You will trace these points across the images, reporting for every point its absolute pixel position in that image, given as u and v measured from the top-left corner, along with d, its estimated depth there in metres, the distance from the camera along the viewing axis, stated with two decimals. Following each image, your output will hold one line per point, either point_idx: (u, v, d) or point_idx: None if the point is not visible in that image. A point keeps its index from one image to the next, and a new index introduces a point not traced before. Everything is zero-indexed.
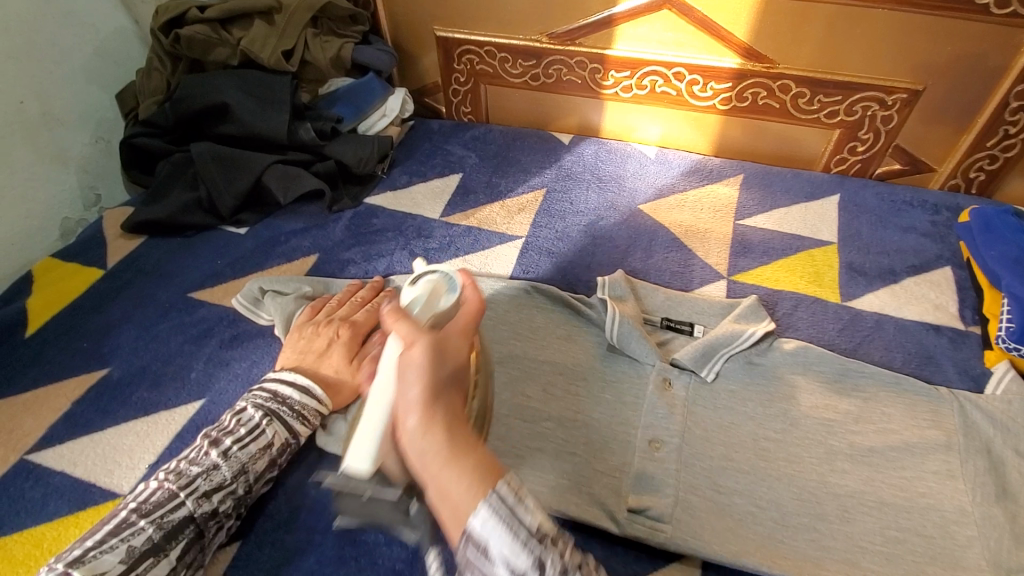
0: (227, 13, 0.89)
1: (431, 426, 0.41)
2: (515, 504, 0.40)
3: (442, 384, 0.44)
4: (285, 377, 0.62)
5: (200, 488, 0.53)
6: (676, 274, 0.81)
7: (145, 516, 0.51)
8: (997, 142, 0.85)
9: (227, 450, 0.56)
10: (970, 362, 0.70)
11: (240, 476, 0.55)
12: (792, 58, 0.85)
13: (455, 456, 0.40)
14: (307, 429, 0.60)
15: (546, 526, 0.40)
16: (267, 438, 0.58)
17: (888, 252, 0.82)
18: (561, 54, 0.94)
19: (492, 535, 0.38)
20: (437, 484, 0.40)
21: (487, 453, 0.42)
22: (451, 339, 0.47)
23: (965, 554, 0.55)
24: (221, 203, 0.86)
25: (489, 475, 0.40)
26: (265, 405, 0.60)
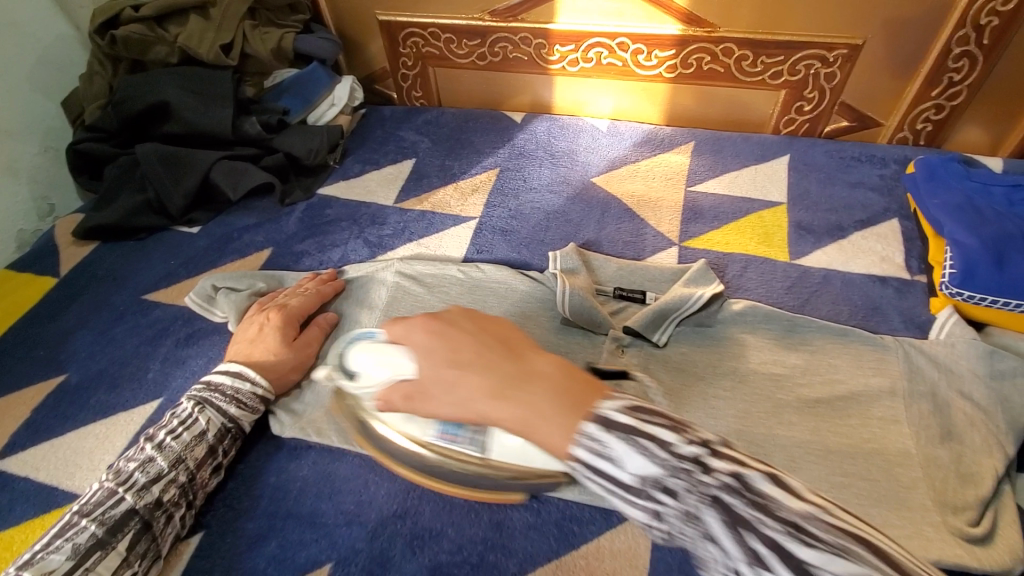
0: (163, 11, 0.88)
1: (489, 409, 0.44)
2: (595, 444, 0.40)
3: (440, 377, 0.46)
4: (220, 369, 0.64)
5: (139, 481, 0.54)
6: (628, 243, 0.81)
7: (86, 515, 0.51)
8: (942, 91, 0.85)
9: (161, 442, 0.57)
10: (915, 310, 0.71)
11: (178, 465, 0.56)
12: (731, 21, 0.85)
13: (530, 416, 0.43)
14: (243, 413, 0.62)
15: (648, 473, 0.39)
16: (201, 425, 0.59)
17: (837, 209, 0.83)
18: (504, 32, 0.94)
19: (603, 490, 0.41)
20: (536, 433, 0.43)
21: (572, 382, 0.44)
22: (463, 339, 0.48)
23: (911, 496, 0.56)
24: (169, 202, 0.85)
25: (581, 408, 0.42)
26: (197, 395, 0.61)
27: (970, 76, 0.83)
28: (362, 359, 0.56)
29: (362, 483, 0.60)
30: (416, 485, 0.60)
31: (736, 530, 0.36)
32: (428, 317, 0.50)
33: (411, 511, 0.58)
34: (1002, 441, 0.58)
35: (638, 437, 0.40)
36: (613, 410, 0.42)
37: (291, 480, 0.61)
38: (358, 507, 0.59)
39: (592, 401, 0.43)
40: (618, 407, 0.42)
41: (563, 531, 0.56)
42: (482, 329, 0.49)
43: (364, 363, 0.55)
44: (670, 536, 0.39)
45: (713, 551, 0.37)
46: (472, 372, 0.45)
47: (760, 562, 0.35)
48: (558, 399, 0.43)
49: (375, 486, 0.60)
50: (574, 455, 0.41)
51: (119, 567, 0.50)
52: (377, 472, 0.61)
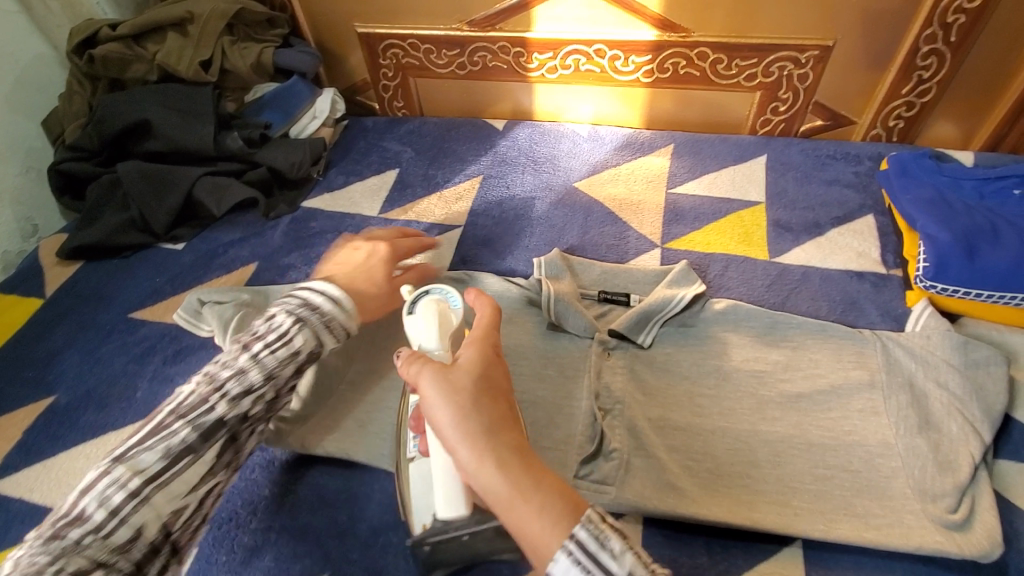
0: (140, 28, 0.88)
1: (482, 464, 0.43)
2: (596, 533, 0.40)
3: (466, 410, 0.45)
4: (317, 288, 0.59)
5: (232, 391, 0.51)
6: (611, 247, 0.82)
7: (182, 417, 0.49)
8: (912, 88, 0.87)
9: (257, 353, 0.53)
10: (892, 304, 0.73)
11: (269, 382, 0.53)
12: (705, 26, 0.86)
13: (520, 492, 0.42)
14: (331, 339, 0.58)
15: (636, 572, 0.40)
16: (297, 344, 0.54)
17: (814, 206, 0.84)
18: (483, 41, 0.95)
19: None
20: (514, 523, 0.42)
21: (553, 490, 0.43)
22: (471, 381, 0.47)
23: (892, 485, 0.58)
24: (153, 220, 0.86)
25: (566, 510, 0.42)
26: (295, 311, 0.56)
27: (938, 73, 0.85)
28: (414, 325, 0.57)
29: (354, 495, 0.61)
30: None
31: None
32: (487, 339, 0.51)
33: (403, 521, 0.58)
34: (978, 429, 0.60)
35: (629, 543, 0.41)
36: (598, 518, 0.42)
37: (284, 493, 0.61)
38: (349, 519, 0.59)
39: (572, 514, 0.42)
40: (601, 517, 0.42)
41: None
42: (498, 392, 0.48)
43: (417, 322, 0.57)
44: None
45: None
46: (497, 421, 0.45)
47: None
48: (549, 492, 0.43)
49: (366, 496, 0.60)
50: (564, 542, 0.40)
51: (205, 474, 0.50)
52: (368, 483, 0.61)
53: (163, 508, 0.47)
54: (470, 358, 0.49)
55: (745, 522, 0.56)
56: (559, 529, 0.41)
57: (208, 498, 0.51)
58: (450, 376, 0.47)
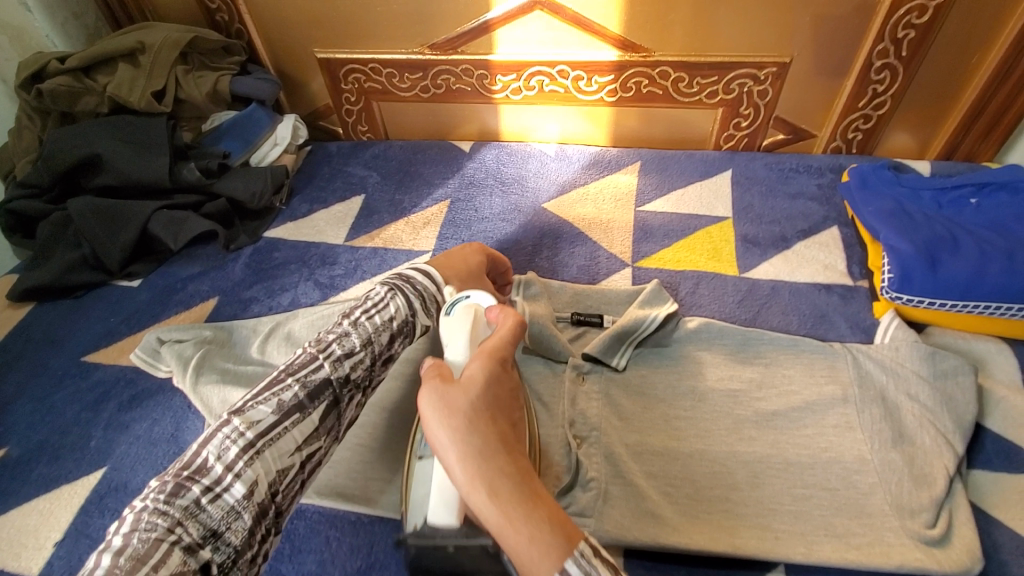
0: (89, 61, 0.86)
1: (473, 487, 0.42)
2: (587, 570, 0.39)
3: (460, 435, 0.43)
4: (414, 266, 0.61)
5: (336, 352, 0.51)
6: (582, 267, 0.81)
7: (292, 373, 0.49)
8: (868, 101, 0.89)
9: (357, 319, 0.53)
10: (860, 315, 0.74)
11: (368, 347, 0.53)
12: (664, 45, 0.87)
13: (515, 520, 0.40)
14: (424, 312, 0.58)
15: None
16: (392, 311, 0.55)
17: (780, 220, 0.85)
18: (445, 64, 0.94)
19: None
20: (507, 544, 0.40)
21: (551, 516, 0.41)
22: (472, 389, 0.46)
23: (870, 502, 0.57)
24: (108, 257, 0.82)
25: (559, 542, 0.40)
26: (390, 282, 0.58)
27: (892, 86, 0.87)
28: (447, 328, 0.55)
29: (324, 541, 0.58)
30: (380, 538, 0.58)
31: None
32: (494, 350, 0.50)
33: (375, 567, 0.56)
34: (951, 440, 0.60)
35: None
36: (588, 556, 0.40)
37: None
38: (320, 567, 0.56)
39: (566, 542, 0.40)
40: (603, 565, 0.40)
41: None
42: (501, 410, 0.46)
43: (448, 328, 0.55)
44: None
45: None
46: (497, 445, 0.43)
47: None
48: (541, 518, 0.41)
49: (337, 542, 0.58)
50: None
51: (309, 436, 0.48)
52: (337, 528, 0.59)
53: (271, 465, 0.45)
54: (473, 370, 0.47)
55: (727, 548, 0.54)
56: (547, 563, 0.39)
57: (310, 464, 0.49)
58: (447, 396, 0.45)
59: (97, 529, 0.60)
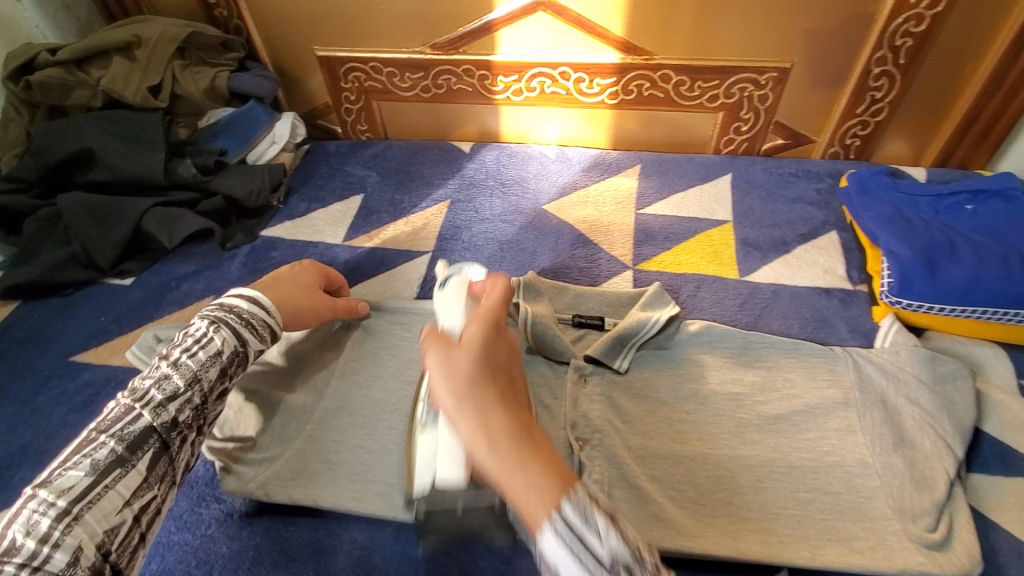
0: (82, 54, 0.84)
1: (476, 438, 0.42)
2: (584, 516, 0.40)
3: (464, 389, 0.44)
4: (235, 292, 0.59)
5: (155, 399, 0.50)
6: (584, 269, 0.81)
7: (105, 431, 0.48)
8: (866, 107, 0.90)
9: (176, 359, 0.52)
10: (860, 319, 0.74)
11: (194, 385, 0.52)
12: (666, 48, 0.87)
13: (516, 465, 0.41)
14: (256, 338, 0.56)
15: (618, 554, 0.39)
16: (216, 345, 0.53)
17: (780, 224, 0.86)
18: (446, 64, 0.93)
19: (559, 557, 0.39)
20: (509, 489, 0.41)
21: (551, 465, 0.42)
22: (472, 343, 0.47)
23: (872, 506, 0.57)
24: (98, 255, 0.80)
25: (553, 484, 0.41)
26: (211, 314, 0.55)
27: (890, 93, 0.88)
28: (442, 303, 0.61)
29: (322, 546, 0.57)
30: (379, 542, 0.57)
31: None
32: (489, 315, 0.51)
33: (375, 572, 0.55)
34: (951, 444, 0.60)
35: (615, 524, 0.40)
36: (586, 502, 0.41)
37: (244, 550, 0.57)
38: (318, 573, 0.55)
39: (564, 486, 0.41)
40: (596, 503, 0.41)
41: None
42: (501, 365, 0.47)
43: (444, 304, 0.60)
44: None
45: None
46: (500, 401, 0.44)
47: None
48: (539, 466, 0.41)
49: (335, 547, 0.57)
50: (552, 516, 0.39)
51: (138, 488, 0.47)
52: (336, 532, 0.58)
53: (96, 527, 0.44)
54: (471, 331, 0.48)
55: (730, 552, 0.54)
56: (543, 506, 0.40)
57: (148, 516, 0.48)
58: (451, 352, 0.46)
59: None
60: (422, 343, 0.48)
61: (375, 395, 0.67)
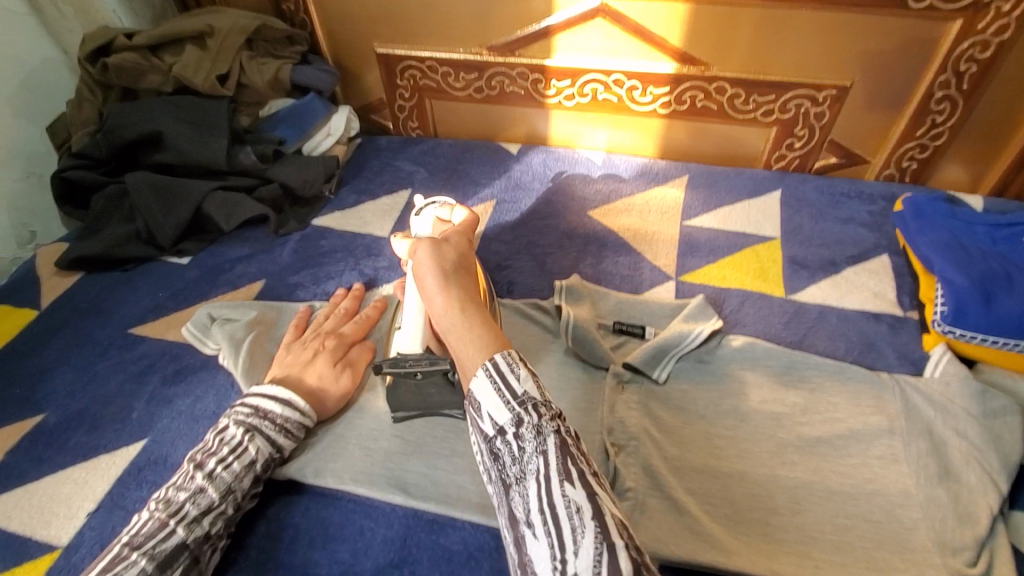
0: (157, 40, 0.88)
1: (449, 309, 0.53)
2: (509, 362, 0.47)
3: (448, 273, 0.56)
4: (263, 390, 0.61)
5: (190, 513, 0.53)
6: (626, 277, 0.81)
7: (138, 548, 0.49)
8: (927, 130, 0.88)
9: (212, 471, 0.55)
10: (909, 347, 0.72)
11: (227, 497, 0.55)
12: (724, 61, 0.87)
13: (470, 327, 0.51)
14: (289, 442, 0.61)
15: (529, 394, 0.46)
16: (251, 455, 0.57)
17: (829, 245, 0.84)
18: (501, 66, 0.94)
19: (484, 394, 0.46)
20: (459, 345, 0.51)
21: (490, 332, 0.50)
22: (450, 245, 0.60)
23: (912, 538, 0.56)
24: (159, 233, 0.84)
25: (492, 340, 0.49)
26: (247, 421, 0.59)
27: (953, 117, 0.85)
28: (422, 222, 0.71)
29: (357, 529, 0.58)
30: (414, 530, 0.58)
31: (564, 457, 0.43)
32: (467, 233, 0.65)
33: (409, 559, 0.56)
34: (997, 479, 0.59)
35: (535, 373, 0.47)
36: (515, 359, 0.48)
37: (284, 527, 0.59)
38: (352, 556, 0.57)
39: (494, 348, 0.48)
40: (517, 365, 0.47)
41: None
42: (464, 273, 0.58)
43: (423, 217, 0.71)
44: (497, 450, 0.46)
45: (536, 464, 0.43)
46: (466, 284, 0.56)
47: (567, 475, 0.42)
48: (483, 327, 0.51)
49: (371, 531, 0.58)
50: (484, 363, 0.47)
51: None
52: (373, 517, 0.59)
53: None
54: (458, 237, 0.63)
55: (765, 572, 0.54)
56: (481, 353, 0.48)
57: None
58: (440, 247, 0.59)
59: (134, 500, 0.61)
60: (411, 249, 0.60)
61: None
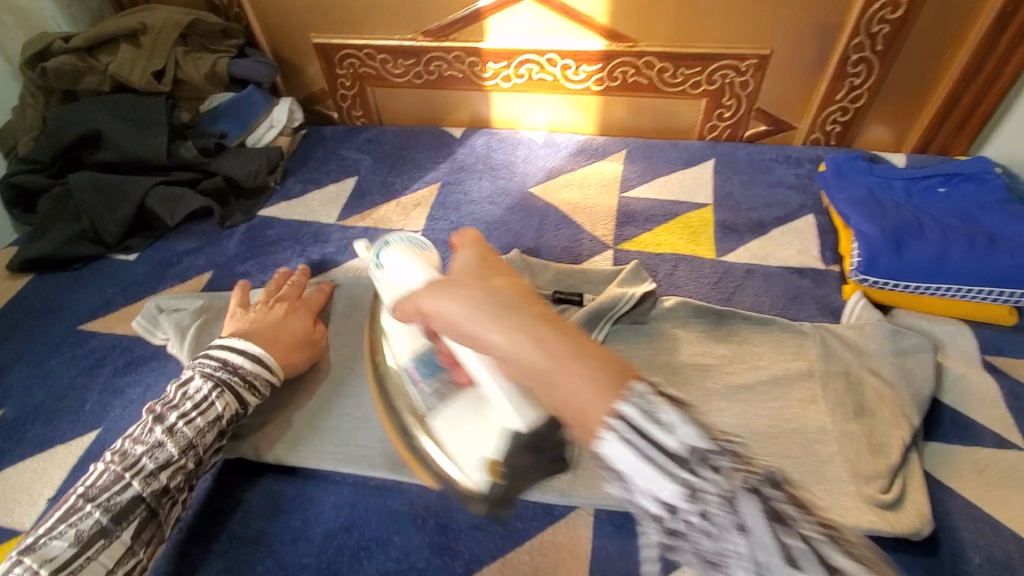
0: (92, 40, 0.88)
1: (516, 341, 0.38)
2: (646, 406, 0.33)
3: (496, 309, 0.41)
4: (235, 346, 0.63)
5: (147, 467, 0.53)
6: (566, 248, 0.84)
7: (92, 500, 0.51)
8: (846, 94, 0.92)
9: (172, 426, 0.56)
10: (830, 297, 0.77)
11: (189, 451, 0.56)
12: (650, 36, 0.90)
13: (561, 363, 0.36)
14: (254, 398, 0.62)
15: (695, 445, 0.32)
16: (216, 411, 0.58)
17: (758, 207, 0.88)
18: (438, 51, 0.96)
19: (630, 466, 0.33)
20: (563, 392, 0.36)
21: (600, 356, 0.36)
22: (479, 281, 0.44)
23: (829, 469, 0.60)
24: (106, 231, 0.84)
25: (610, 373, 0.35)
26: (214, 375, 0.60)
27: (869, 80, 0.90)
28: (396, 261, 0.60)
29: (306, 499, 0.60)
30: (363, 497, 0.60)
31: (775, 527, 0.31)
32: (472, 250, 0.51)
33: (358, 523, 0.58)
34: (907, 414, 0.62)
35: (687, 412, 0.34)
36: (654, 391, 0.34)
37: (236, 503, 0.61)
38: (303, 524, 0.59)
39: (616, 382, 0.34)
40: (660, 399, 0.34)
41: (508, 526, 0.56)
42: (500, 296, 0.42)
43: (393, 261, 0.60)
44: (677, 532, 0.32)
45: (738, 544, 0.31)
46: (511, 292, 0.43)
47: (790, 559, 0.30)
48: (599, 358, 0.36)
49: (321, 500, 0.60)
50: (608, 421, 0.33)
51: (122, 557, 0.50)
52: (320, 487, 0.61)
53: None
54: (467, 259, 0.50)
55: None
56: (612, 393, 0.34)
57: None
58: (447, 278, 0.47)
59: None
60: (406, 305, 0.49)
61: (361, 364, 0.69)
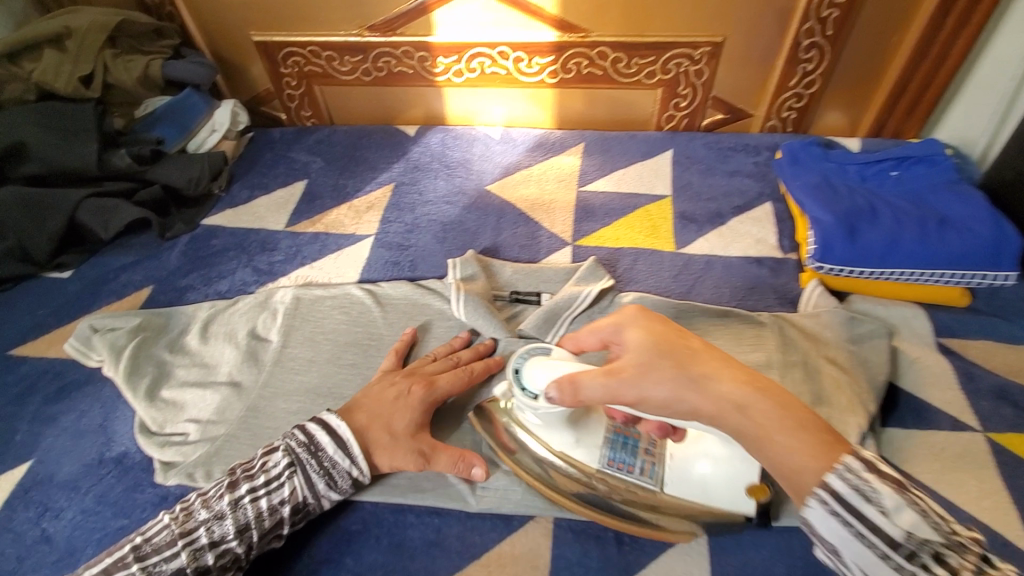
0: (13, 47, 0.82)
1: (727, 412, 0.41)
2: (859, 484, 0.37)
3: (679, 385, 0.42)
4: (328, 423, 0.55)
5: (200, 540, 0.49)
6: (524, 246, 0.82)
7: (140, 558, 0.48)
8: (799, 80, 0.91)
9: (239, 498, 0.52)
10: (788, 286, 0.76)
11: (243, 534, 0.51)
12: (601, 26, 0.88)
13: (772, 434, 0.40)
14: (330, 492, 0.54)
15: (918, 534, 0.36)
16: (284, 495, 0.52)
17: (716, 197, 0.87)
18: (385, 46, 0.93)
19: (832, 532, 0.38)
20: (779, 462, 0.40)
21: (816, 424, 0.40)
22: (637, 361, 0.44)
23: None
24: (36, 248, 0.79)
25: (823, 444, 0.39)
26: (296, 452, 0.54)
27: (821, 65, 0.89)
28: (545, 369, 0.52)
29: None
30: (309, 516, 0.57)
31: None
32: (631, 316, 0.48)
33: (306, 545, 0.55)
34: (864, 400, 0.61)
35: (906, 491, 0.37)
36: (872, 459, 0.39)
37: None
38: None
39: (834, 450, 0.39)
40: (867, 474, 0.37)
41: (466, 543, 0.54)
42: (682, 371, 0.43)
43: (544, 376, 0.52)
44: None
45: None
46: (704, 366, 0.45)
47: None
48: (812, 423, 0.41)
49: None
50: (815, 490, 0.38)
51: None
52: None
53: None
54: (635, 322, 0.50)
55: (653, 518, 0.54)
56: (823, 462, 0.38)
57: None
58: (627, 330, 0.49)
59: (21, 523, 0.58)
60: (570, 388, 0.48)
61: (309, 377, 0.65)
